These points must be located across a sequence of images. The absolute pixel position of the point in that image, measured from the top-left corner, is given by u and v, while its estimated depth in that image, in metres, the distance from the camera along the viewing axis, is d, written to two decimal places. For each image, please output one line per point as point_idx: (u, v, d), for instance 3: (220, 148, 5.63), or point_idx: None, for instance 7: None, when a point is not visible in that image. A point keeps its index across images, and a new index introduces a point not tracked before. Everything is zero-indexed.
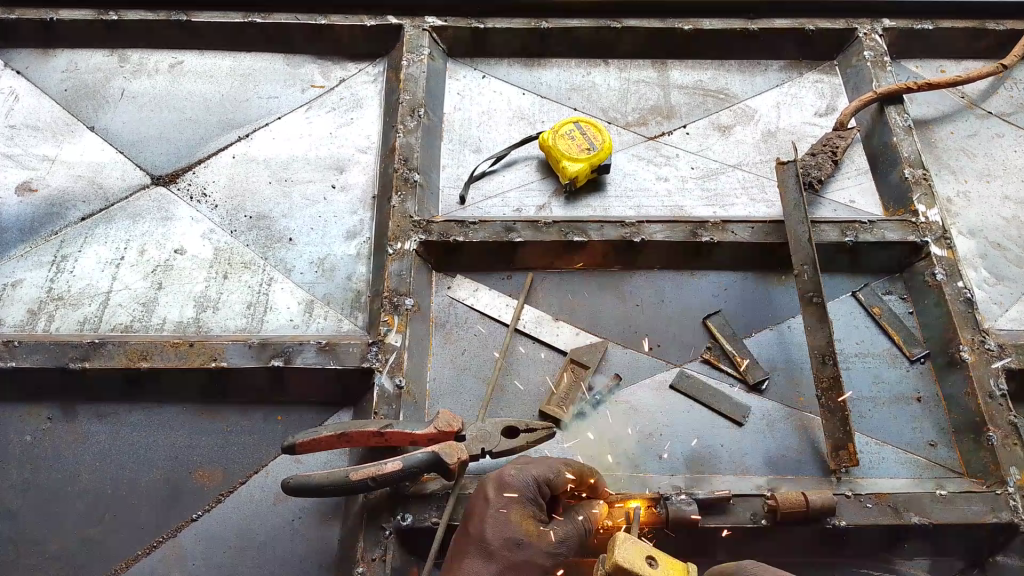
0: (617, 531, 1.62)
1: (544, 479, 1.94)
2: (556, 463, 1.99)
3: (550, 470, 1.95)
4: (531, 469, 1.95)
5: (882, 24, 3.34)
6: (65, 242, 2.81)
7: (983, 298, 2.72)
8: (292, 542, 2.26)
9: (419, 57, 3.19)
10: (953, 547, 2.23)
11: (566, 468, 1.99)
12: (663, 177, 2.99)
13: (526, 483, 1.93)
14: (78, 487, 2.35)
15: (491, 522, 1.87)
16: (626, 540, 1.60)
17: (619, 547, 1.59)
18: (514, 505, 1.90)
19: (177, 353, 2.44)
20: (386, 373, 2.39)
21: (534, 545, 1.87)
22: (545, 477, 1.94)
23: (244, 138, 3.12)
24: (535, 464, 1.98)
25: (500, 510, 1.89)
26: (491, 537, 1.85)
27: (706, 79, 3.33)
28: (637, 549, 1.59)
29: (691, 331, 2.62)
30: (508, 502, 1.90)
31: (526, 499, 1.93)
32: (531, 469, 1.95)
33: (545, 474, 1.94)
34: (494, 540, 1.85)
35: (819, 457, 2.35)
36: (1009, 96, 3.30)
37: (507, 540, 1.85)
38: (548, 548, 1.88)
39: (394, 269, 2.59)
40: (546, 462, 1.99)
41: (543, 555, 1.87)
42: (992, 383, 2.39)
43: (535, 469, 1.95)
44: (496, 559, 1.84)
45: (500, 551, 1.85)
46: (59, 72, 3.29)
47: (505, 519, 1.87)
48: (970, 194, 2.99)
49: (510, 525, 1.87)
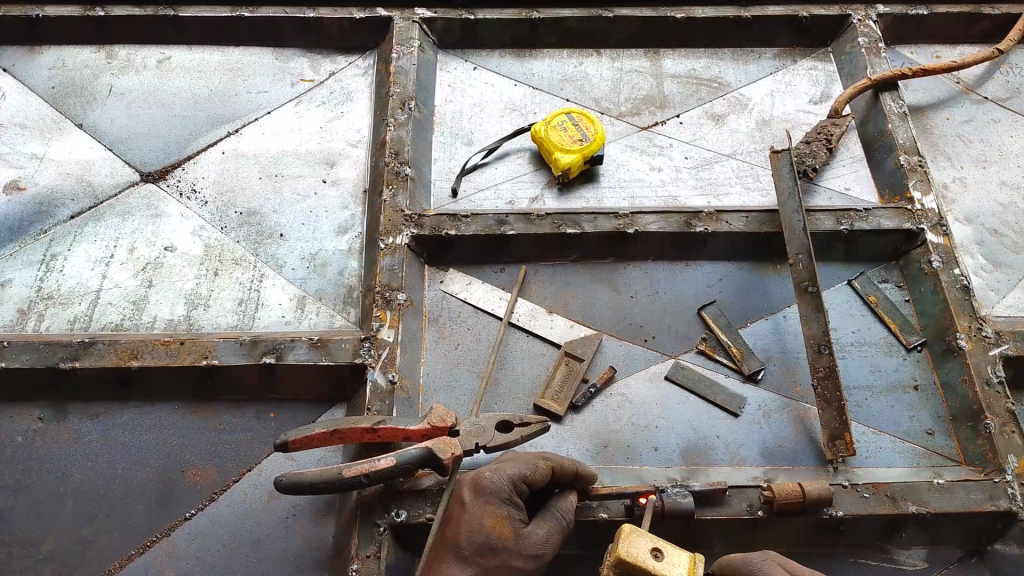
0: (622, 525, 1.69)
1: (520, 477, 1.91)
2: (533, 460, 1.96)
3: (525, 468, 1.93)
4: (506, 469, 1.92)
5: (877, 10, 3.31)
6: (55, 241, 2.79)
7: (980, 285, 2.70)
8: (287, 540, 2.24)
9: (409, 49, 3.16)
10: (952, 536, 2.22)
11: (542, 462, 1.97)
12: (656, 168, 2.97)
13: (502, 483, 1.90)
14: (69, 487, 2.34)
15: (465, 527, 1.87)
16: (632, 533, 1.67)
17: (624, 541, 1.67)
18: (489, 507, 1.89)
19: (168, 351, 2.42)
20: (379, 368, 2.37)
21: (510, 547, 1.88)
22: (521, 475, 1.91)
23: (234, 133, 3.09)
24: (511, 463, 1.95)
25: (475, 513, 1.88)
26: (465, 543, 1.85)
27: (700, 68, 3.30)
28: (644, 543, 1.66)
29: (686, 322, 2.60)
30: (483, 505, 1.89)
31: (501, 499, 1.91)
32: (506, 468, 1.93)
33: (520, 473, 1.92)
34: (468, 546, 1.85)
35: (816, 447, 2.33)
36: (1005, 80, 3.27)
37: (481, 545, 1.85)
38: (524, 550, 1.89)
39: (386, 263, 2.58)
40: (523, 459, 1.96)
41: (520, 556, 1.89)
42: (990, 370, 2.37)
43: (510, 469, 1.92)
44: (471, 563, 1.85)
45: (474, 556, 1.85)
46: (46, 69, 3.26)
47: (478, 523, 1.86)
48: (966, 180, 2.96)
49: (483, 530, 1.86)
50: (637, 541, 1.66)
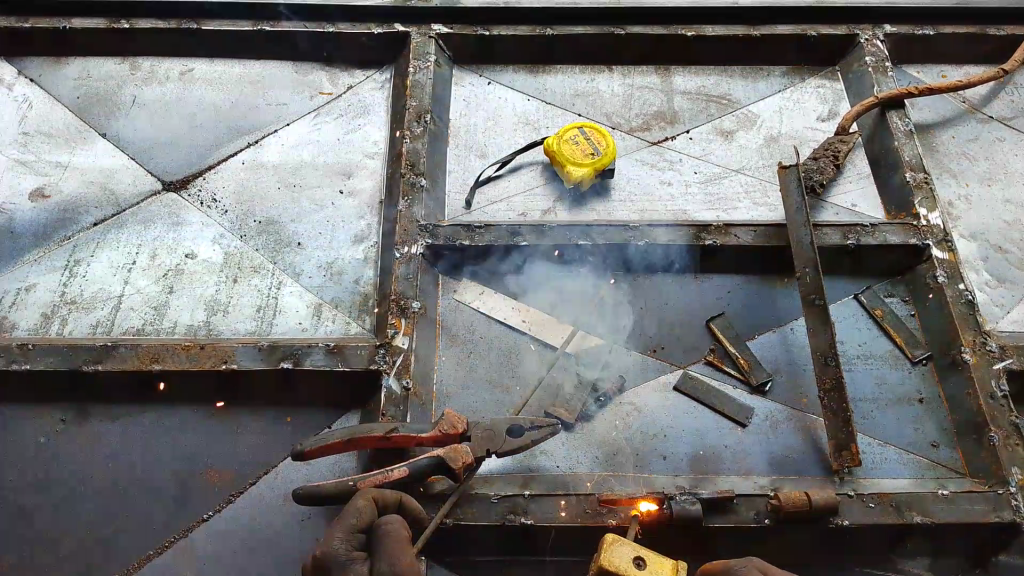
0: (606, 536, 1.87)
1: (349, 530, 1.90)
2: (354, 502, 1.96)
3: (351, 517, 1.92)
4: (335, 531, 1.90)
5: (884, 30, 3.37)
6: (78, 247, 2.86)
7: (985, 301, 2.75)
8: (302, 541, 2.29)
9: (426, 64, 3.23)
10: (956, 547, 2.24)
11: (363, 499, 1.97)
12: (666, 182, 3.03)
13: (339, 546, 1.87)
14: (90, 487, 2.39)
15: None
16: (614, 544, 1.85)
17: (608, 551, 1.84)
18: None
19: (189, 356, 2.48)
20: (394, 374, 2.43)
21: None
22: (349, 528, 1.91)
23: (253, 144, 3.17)
24: (338, 522, 1.93)
25: None
26: None
27: (710, 85, 3.37)
28: (625, 552, 1.83)
29: (694, 333, 2.64)
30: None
31: (346, 561, 1.86)
32: (333, 532, 1.90)
33: (347, 526, 1.91)
34: None
35: (822, 458, 2.37)
36: (1010, 100, 3.32)
37: None
38: None
39: (402, 272, 2.63)
40: (347, 511, 1.94)
41: None
42: (994, 384, 2.41)
43: (337, 527, 1.90)
44: None
45: None
46: (71, 80, 3.35)
47: None
48: (971, 198, 3.02)
49: None
50: (618, 550, 1.84)
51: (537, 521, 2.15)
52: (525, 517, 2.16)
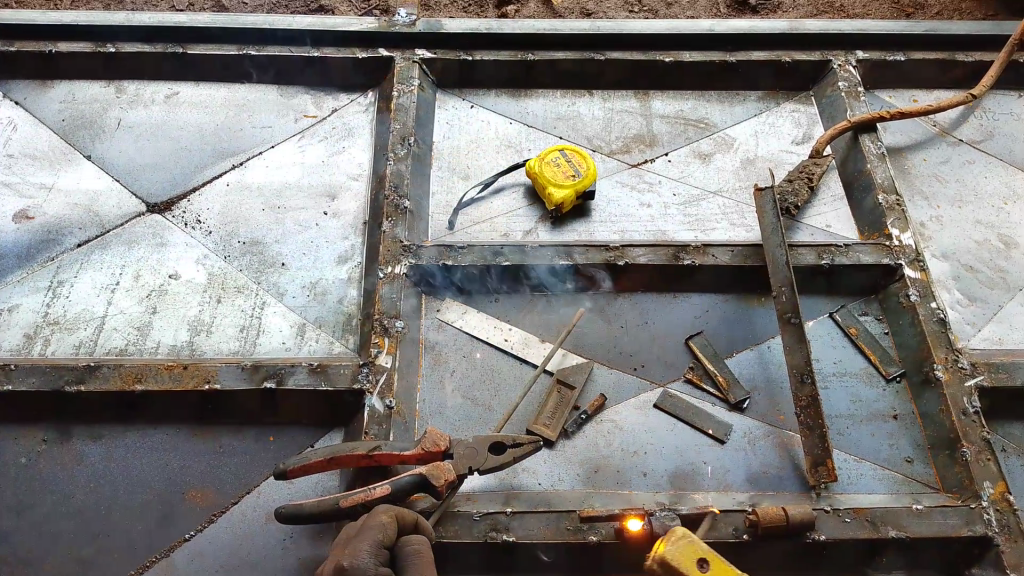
0: None
1: (376, 546, 1.89)
2: (380, 519, 1.96)
3: (378, 532, 1.91)
4: (363, 545, 1.87)
5: (856, 56, 3.47)
6: (62, 268, 2.87)
7: (956, 319, 2.81)
8: (284, 561, 2.29)
9: (409, 88, 3.28)
10: (930, 561, 2.28)
11: (387, 516, 1.97)
12: (646, 204, 3.08)
13: (367, 559, 1.84)
14: (72, 507, 2.39)
15: None
16: None
17: None
18: None
19: (171, 376, 2.49)
20: (377, 394, 2.45)
21: None
22: (377, 543, 1.89)
23: (238, 166, 3.20)
24: (364, 536, 1.91)
25: None
26: None
27: (688, 109, 3.44)
28: None
29: (673, 351, 2.69)
30: None
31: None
32: (363, 545, 1.87)
33: (376, 541, 1.89)
34: None
35: (799, 473, 2.41)
36: (979, 123, 3.42)
37: None
38: None
39: (385, 292, 2.67)
40: (372, 526, 1.94)
41: None
42: (966, 401, 2.47)
43: (365, 542, 1.88)
44: None
45: None
46: (57, 103, 3.37)
47: None
48: (942, 219, 3.09)
49: None
50: None
51: (518, 538, 2.17)
52: (507, 534, 2.18)
